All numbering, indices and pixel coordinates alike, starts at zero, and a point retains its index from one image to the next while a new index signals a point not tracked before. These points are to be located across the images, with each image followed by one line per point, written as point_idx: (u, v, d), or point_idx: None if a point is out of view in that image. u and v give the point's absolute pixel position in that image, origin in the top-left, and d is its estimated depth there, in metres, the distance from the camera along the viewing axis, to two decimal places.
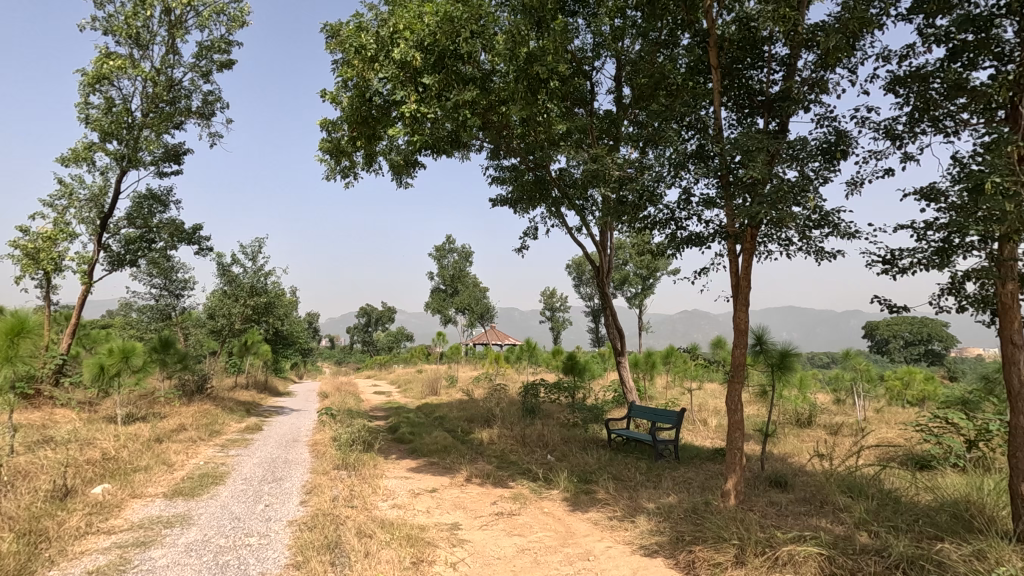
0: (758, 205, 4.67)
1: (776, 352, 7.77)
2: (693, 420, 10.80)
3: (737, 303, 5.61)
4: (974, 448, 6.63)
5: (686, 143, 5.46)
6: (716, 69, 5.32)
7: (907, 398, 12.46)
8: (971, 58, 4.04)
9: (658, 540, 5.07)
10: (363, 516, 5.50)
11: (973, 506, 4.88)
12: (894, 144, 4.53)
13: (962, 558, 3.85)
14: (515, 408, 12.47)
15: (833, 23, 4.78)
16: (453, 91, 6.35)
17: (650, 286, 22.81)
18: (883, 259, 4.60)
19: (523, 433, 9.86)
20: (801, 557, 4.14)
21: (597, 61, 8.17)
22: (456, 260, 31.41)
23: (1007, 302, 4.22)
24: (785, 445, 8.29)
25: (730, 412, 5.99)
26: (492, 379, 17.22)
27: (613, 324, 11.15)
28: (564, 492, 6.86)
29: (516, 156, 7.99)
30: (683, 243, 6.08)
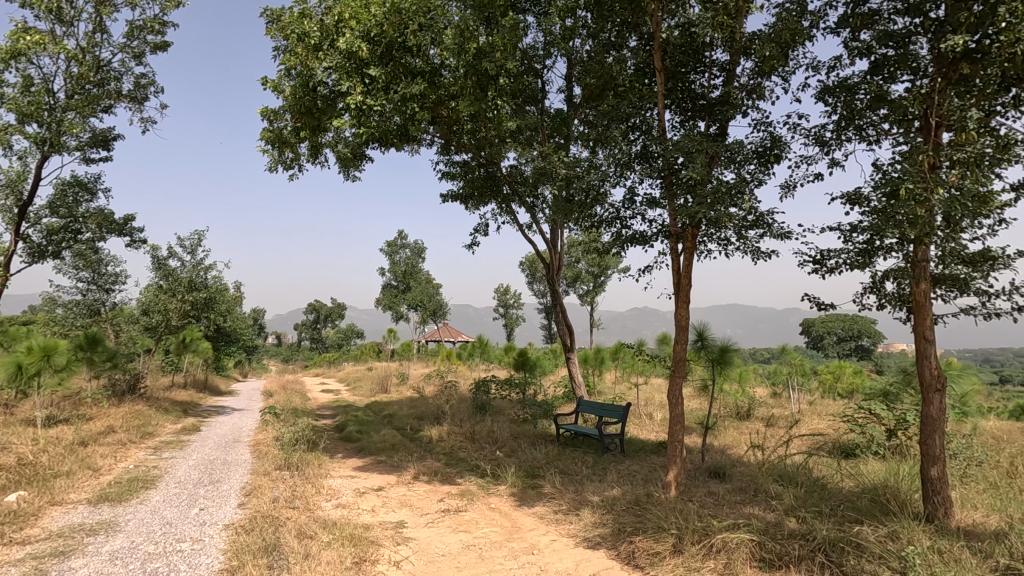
0: (698, 206, 4.84)
1: (717, 347, 8.07)
2: (639, 414, 11.10)
3: (679, 301, 5.78)
4: (893, 436, 7.11)
5: (632, 144, 5.59)
6: (660, 72, 5.47)
7: (838, 390, 13.21)
8: (891, 72, 4.32)
9: (601, 532, 5.18)
10: (305, 517, 5.35)
11: (889, 491, 5.24)
12: (822, 150, 4.78)
13: (878, 540, 4.12)
14: (466, 405, 12.45)
15: (768, 32, 5.01)
16: (400, 84, 6.24)
17: (601, 283, 23.20)
18: (813, 259, 4.87)
19: (472, 430, 9.86)
20: (734, 544, 4.32)
21: (548, 59, 8.23)
22: (409, 256, 31.02)
23: (920, 300, 4.53)
24: (724, 437, 8.64)
25: (672, 406, 6.18)
26: (444, 376, 17.12)
27: (562, 320, 11.29)
28: (512, 487, 6.91)
29: (467, 152, 7.96)
30: (629, 242, 6.24)
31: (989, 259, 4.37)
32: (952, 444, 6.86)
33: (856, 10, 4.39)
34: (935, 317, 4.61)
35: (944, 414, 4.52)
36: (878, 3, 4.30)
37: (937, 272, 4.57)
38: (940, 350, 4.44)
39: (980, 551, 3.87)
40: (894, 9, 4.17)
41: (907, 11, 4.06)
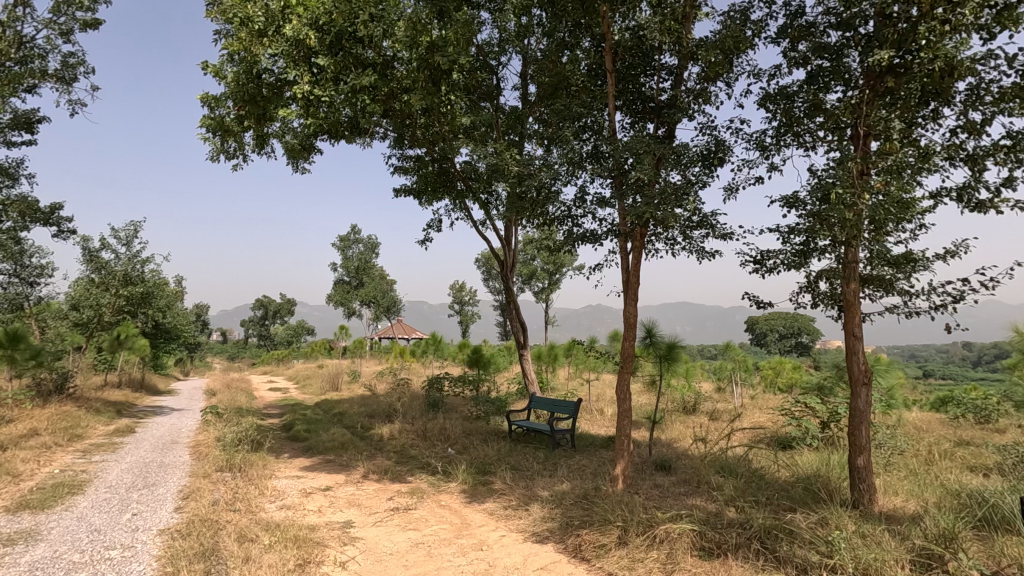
0: (646, 206, 4.97)
1: (664, 344, 8.29)
2: (590, 410, 11.29)
3: (628, 298, 5.91)
4: (826, 428, 7.51)
5: (583, 143, 5.66)
6: (611, 74, 5.57)
7: (777, 385, 13.84)
8: (826, 82, 4.54)
9: (549, 527, 5.25)
10: (247, 520, 5.18)
11: (821, 480, 5.54)
12: (763, 154, 4.99)
13: (809, 526, 4.35)
14: (419, 402, 12.34)
15: (714, 38, 5.18)
16: (350, 75, 6.09)
17: (556, 281, 23.41)
18: (754, 259, 5.08)
19: (424, 428, 9.79)
20: (676, 534, 4.47)
21: (503, 56, 8.24)
22: (362, 252, 30.41)
23: (850, 300, 4.79)
24: (671, 431, 8.91)
25: (620, 401, 6.31)
26: (397, 373, 16.90)
27: (515, 317, 11.34)
28: (463, 484, 6.90)
29: (420, 147, 7.88)
30: (580, 240, 6.33)
31: (911, 262, 4.69)
32: (878, 435, 7.32)
33: (794, 22, 4.60)
34: (862, 316, 4.89)
35: (870, 407, 4.80)
36: (814, 16, 4.52)
37: (865, 272, 4.84)
38: (866, 346, 4.72)
39: (899, 534, 4.14)
40: (828, 23, 4.40)
41: (840, 26, 4.29)
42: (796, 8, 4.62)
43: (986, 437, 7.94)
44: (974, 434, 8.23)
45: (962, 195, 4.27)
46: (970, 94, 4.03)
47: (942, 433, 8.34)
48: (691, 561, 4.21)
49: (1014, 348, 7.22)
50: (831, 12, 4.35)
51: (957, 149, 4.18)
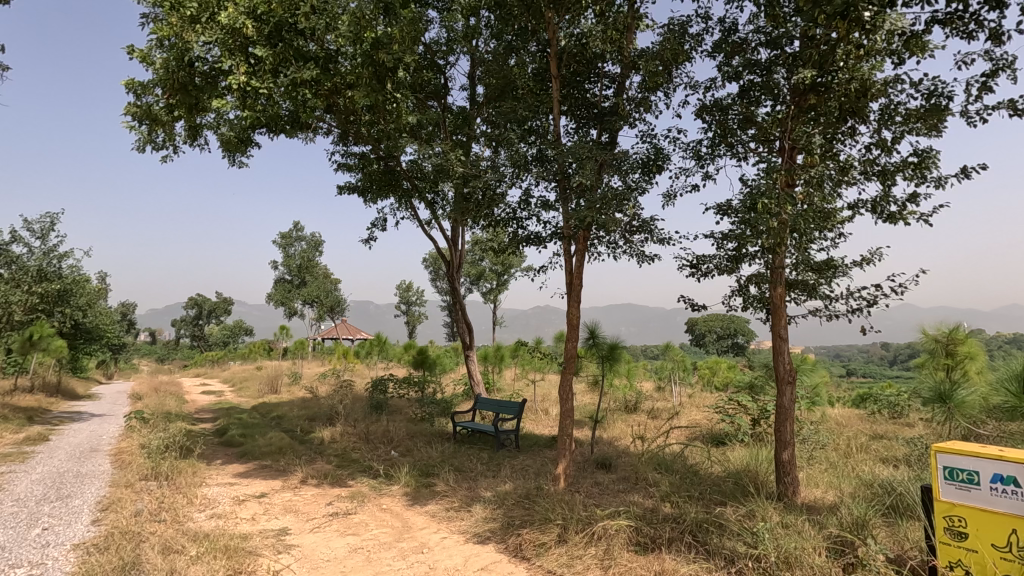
0: (587, 211, 5.10)
1: (606, 345, 8.49)
2: (535, 410, 11.41)
3: (571, 299, 6.02)
4: (756, 424, 7.91)
5: (527, 147, 5.72)
6: (556, 79, 5.68)
7: (713, 383, 14.45)
8: (757, 97, 4.79)
9: (491, 527, 5.27)
10: (173, 530, 4.92)
11: (750, 474, 5.84)
12: (699, 163, 5.19)
13: (737, 518, 4.58)
14: (362, 404, 12.09)
15: (654, 50, 5.37)
16: (290, 68, 5.89)
17: (504, 282, 23.46)
18: (690, 263, 5.29)
19: (367, 430, 9.59)
20: (613, 530, 4.59)
21: (451, 55, 8.21)
22: (304, 250, 29.46)
23: (777, 303, 5.06)
24: (612, 430, 9.13)
25: (562, 401, 6.42)
26: (340, 375, 16.47)
27: (461, 318, 11.32)
28: (405, 487, 6.81)
29: (365, 144, 7.74)
30: (524, 242, 6.42)
31: (831, 268, 5.02)
32: (802, 430, 7.78)
33: (729, 38, 4.83)
34: (788, 318, 5.18)
35: (795, 404, 5.10)
36: (746, 34, 4.75)
37: (791, 277, 5.13)
38: (791, 347, 5.02)
39: (818, 523, 4.42)
40: (758, 41, 4.64)
41: (769, 44, 4.53)
42: (730, 25, 4.84)
43: (897, 430, 8.58)
44: (888, 428, 8.88)
45: (876, 207, 4.60)
46: (882, 114, 4.36)
47: (859, 427, 8.95)
48: (627, 556, 4.33)
49: (922, 348, 7.86)
50: (761, 30, 4.60)
51: (871, 165, 4.51)
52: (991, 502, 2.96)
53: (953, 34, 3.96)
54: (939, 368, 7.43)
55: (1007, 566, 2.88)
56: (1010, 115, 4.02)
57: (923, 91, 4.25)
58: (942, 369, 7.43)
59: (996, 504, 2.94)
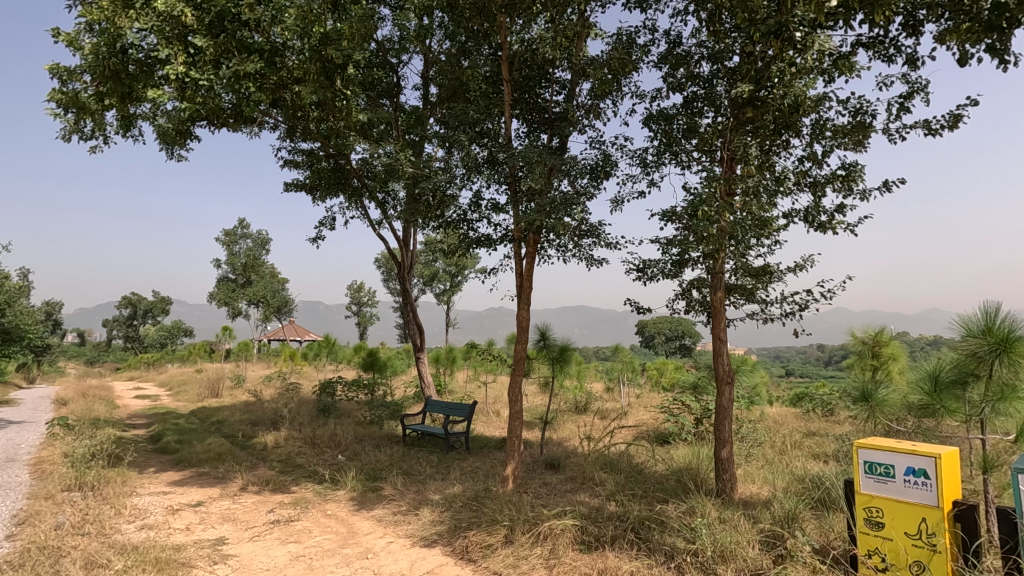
0: (536, 214, 5.16)
1: (557, 346, 8.60)
2: (486, 412, 11.41)
3: (520, 302, 6.06)
4: (698, 423, 8.19)
5: (478, 149, 5.73)
6: (507, 83, 5.73)
7: (660, 384, 14.85)
8: (700, 108, 4.97)
9: (437, 530, 5.23)
10: (98, 544, 4.64)
11: (692, 472, 6.04)
12: (645, 170, 5.32)
13: (677, 515, 4.73)
14: (308, 408, 11.76)
15: (603, 58, 5.51)
16: (232, 60, 5.68)
17: (458, 283, 23.34)
18: (637, 267, 5.44)
19: (313, 435, 9.34)
20: (559, 530, 4.66)
21: (404, 54, 8.13)
22: (250, 248, 28.39)
23: (717, 307, 5.26)
24: (562, 431, 9.23)
25: (511, 403, 6.44)
26: (286, 377, 15.96)
27: (412, 320, 11.19)
28: (351, 492, 6.67)
29: (314, 141, 7.57)
30: (475, 244, 6.43)
31: (767, 274, 5.26)
32: (741, 429, 8.11)
33: (673, 51, 5.00)
34: (727, 321, 5.40)
35: (733, 404, 5.31)
36: (689, 47, 4.93)
37: (731, 282, 5.34)
38: (730, 349, 5.24)
39: (753, 517, 4.62)
40: (701, 54, 4.82)
41: (711, 58, 4.72)
42: (675, 38, 5.01)
43: (828, 428, 9.07)
44: (820, 426, 9.38)
45: (808, 216, 4.86)
46: (813, 128, 4.61)
47: (794, 425, 9.41)
48: (571, 555, 4.40)
49: (850, 349, 8.34)
50: (703, 44, 4.78)
51: (803, 176, 4.76)
52: (904, 493, 3.20)
53: (876, 57, 4.25)
54: (866, 368, 7.91)
55: (917, 553, 3.12)
56: (926, 133, 4.34)
57: (849, 108, 4.54)
58: (868, 369, 7.91)
59: (908, 495, 3.18)
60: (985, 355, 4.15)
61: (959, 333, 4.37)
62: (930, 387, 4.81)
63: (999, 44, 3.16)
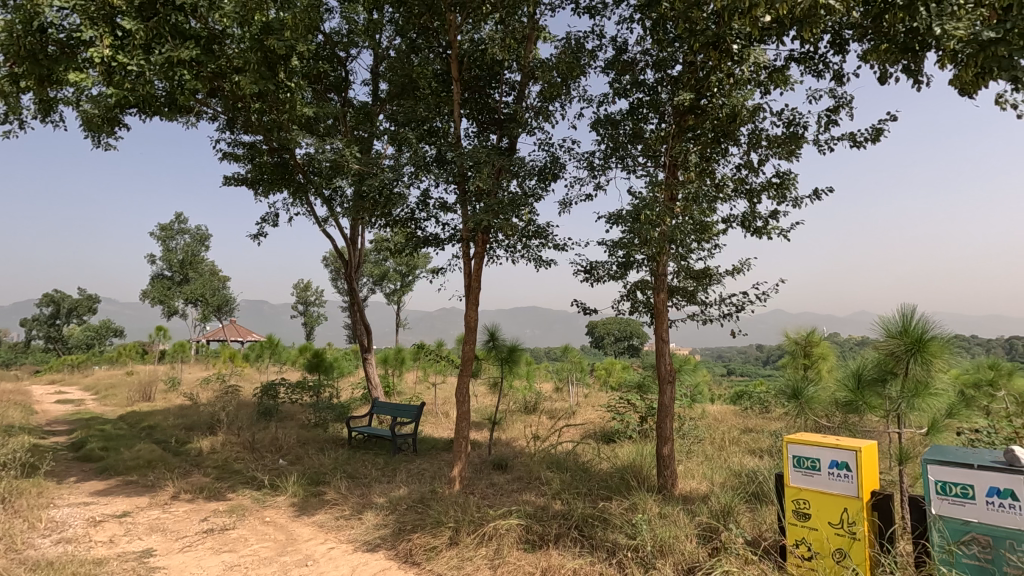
0: (484, 214, 5.15)
1: (506, 347, 8.62)
2: (435, 413, 11.31)
3: (468, 302, 6.04)
4: (643, 421, 8.39)
5: (426, 148, 5.67)
6: (456, 82, 5.70)
7: (608, 384, 15.14)
8: (645, 114, 5.10)
9: (381, 534, 5.14)
10: (5, 561, 4.29)
11: (635, 470, 6.19)
12: (592, 173, 5.41)
13: (619, 512, 4.83)
14: (248, 411, 11.31)
15: (552, 62, 5.57)
16: (166, 45, 5.38)
17: (409, 283, 23.00)
18: (584, 269, 5.52)
19: (252, 439, 8.98)
20: (504, 530, 4.66)
21: (353, 48, 7.93)
22: (188, 244, 27.04)
23: (660, 308, 5.41)
24: (511, 431, 9.26)
25: (459, 404, 6.39)
26: (224, 379, 15.29)
27: (360, 320, 10.97)
28: (292, 497, 6.45)
29: (256, 134, 7.33)
30: (423, 243, 6.38)
31: (707, 277, 5.46)
32: (682, 427, 8.38)
33: (619, 58, 5.11)
34: (670, 322, 5.56)
35: (675, 402, 5.48)
36: (635, 54, 5.05)
37: (674, 284, 5.50)
38: (671, 349, 5.40)
39: (691, 512, 4.78)
40: (645, 62, 4.95)
41: (655, 66, 4.85)
42: (621, 44, 5.12)
43: (764, 425, 9.49)
44: (757, 422, 9.81)
45: (745, 221, 5.08)
46: (750, 137, 4.82)
47: (733, 422, 9.80)
48: (515, 554, 4.41)
49: (785, 349, 8.77)
50: (648, 52, 4.91)
51: (741, 183, 4.97)
52: (829, 485, 3.38)
53: (807, 72, 4.48)
54: (798, 366, 8.34)
55: (839, 540, 3.30)
56: (851, 146, 4.62)
57: (783, 120, 4.77)
58: (801, 368, 8.33)
59: (832, 487, 3.36)
60: (901, 354, 4.45)
61: (880, 333, 4.67)
62: (854, 384, 5.12)
63: (913, 65, 3.41)
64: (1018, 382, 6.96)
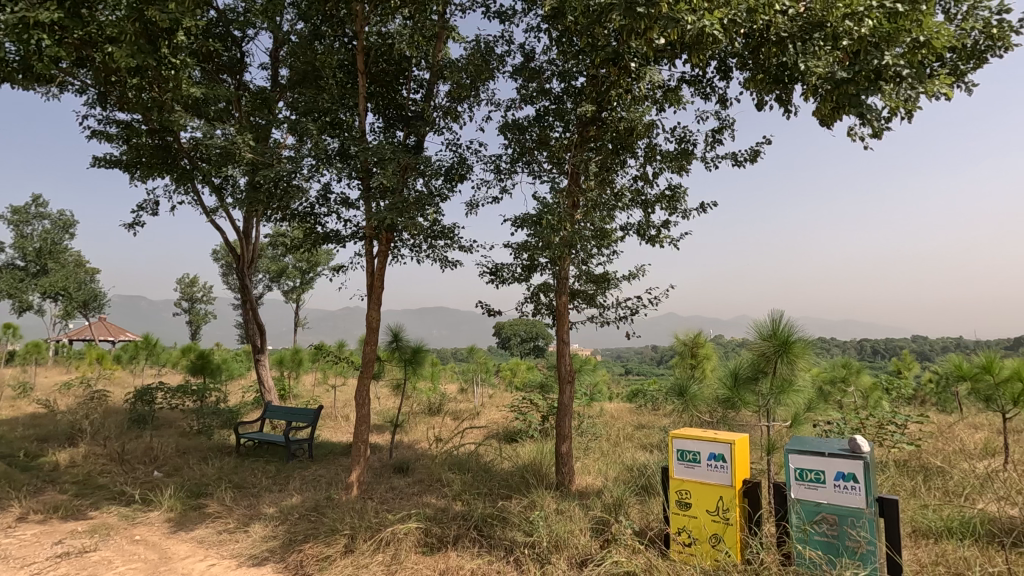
0: (388, 212, 5.02)
1: (409, 348, 8.47)
2: (334, 417, 10.87)
3: (370, 302, 5.87)
4: (544, 420, 8.61)
5: (329, 141, 5.43)
6: (362, 75, 5.52)
7: (512, 384, 15.38)
8: (550, 121, 5.24)
9: (270, 546, 4.84)
10: None
11: (535, 468, 6.34)
12: (499, 176, 5.46)
13: (518, 510, 4.91)
14: (118, 419, 10.17)
15: (461, 63, 5.57)
16: (20, 3, 4.70)
17: (309, 280, 21.88)
18: (490, 271, 5.57)
19: (122, 450, 8.09)
20: (402, 534, 4.57)
21: (250, 28, 7.41)
22: (46, 230, 23.86)
23: (562, 311, 5.59)
24: (413, 433, 9.12)
25: (358, 406, 6.18)
26: (89, 383, 13.64)
27: (253, 319, 10.27)
28: (168, 512, 5.89)
29: (134, 112, 6.64)
30: (324, 240, 6.12)
31: (606, 281, 5.72)
32: (581, 425, 8.71)
33: (527, 65, 5.22)
34: (570, 324, 5.76)
35: (574, 401, 5.67)
36: (542, 63, 5.18)
37: (576, 287, 5.71)
38: (571, 350, 5.60)
39: (586, 507, 4.98)
40: (551, 71, 5.10)
41: (560, 76, 5.02)
42: (529, 52, 5.24)
43: (655, 421, 10.12)
44: (649, 419, 10.42)
45: (640, 230, 5.39)
46: (646, 151, 5.12)
47: (627, 419, 10.35)
48: (413, 558, 4.35)
49: (675, 350, 9.40)
50: (554, 62, 5.06)
51: (638, 193, 5.26)
52: (708, 476, 3.67)
53: (697, 94, 4.85)
54: (686, 366, 8.99)
55: (714, 527, 3.60)
56: (733, 164, 5.06)
57: (675, 137, 5.12)
58: (688, 368, 8.99)
59: (711, 477, 3.66)
60: (770, 354, 4.94)
61: (753, 336, 5.15)
62: (731, 383, 5.60)
63: (784, 96, 3.82)
64: (864, 379, 7.99)
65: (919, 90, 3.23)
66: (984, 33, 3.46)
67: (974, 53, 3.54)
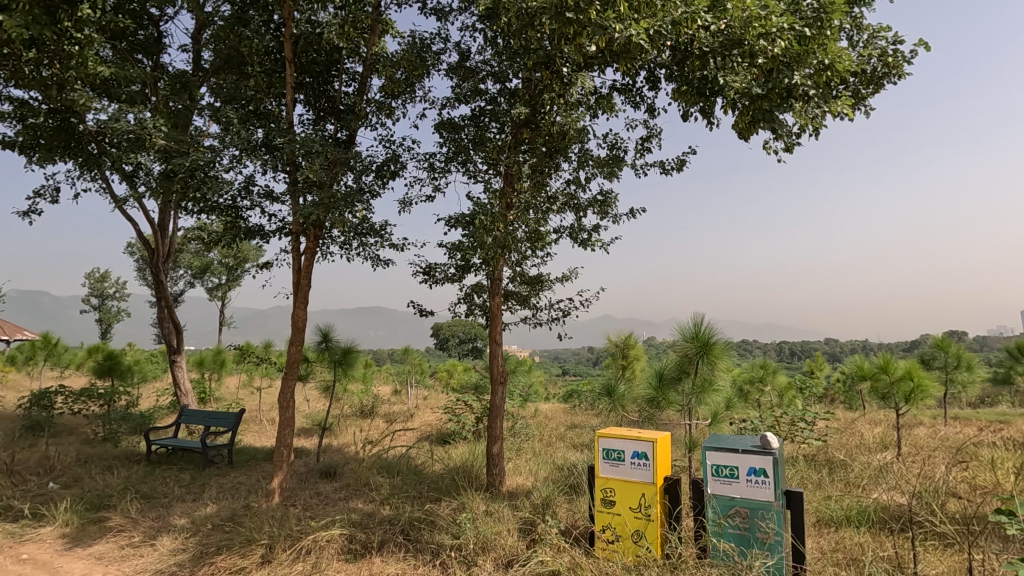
0: (316, 207, 4.82)
1: (340, 349, 8.17)
2: (259, 421, 10.36)
3: (296, 301, 5.63)
4: (478, 422, 8.59)
5: (252, 131, 5.17)
6: (290, 63, 5.29)
7: (449, 385, 15.25)
8: (485, 122, 5.23)
9: (179, 559, 4.53)
10: None
11: (466, 470, 6.28)
12: (432, 175, 5.38)
13: (447, 513, 4.85)
14: (9, 426, 9.22)
15: (395, 59, 5.44)
16: None
17: (236, 277, 20.84)
18: (423, 270, 5.46)
19: (11, 460, 7.33)
20: (324, 541, 4.40)
21: (169, 7, 6.95)
22: None
23: (495, 311, 5.59)
24: (343, 436, 8.84)
25: (282, 410, 5.90)
26: None
27: (168, 318, 9.58)
28: (62, 528, 5.39)
29: (30, 89, 6.04)
30: (246, 234, 5.81)
31: (540, 283, 5.76)
32: (514, 425, 8.75)
33: (462, 63, 5.18)
34: (503, 326, 5.76)
35: (506, 402, 5.67)
36: (477, 63, 5.17)
37: (510, 289, 5.71)
38: (504, 351, 5.60)
39: (514, 507, 4.99)
40: (486, 71, 5.09)
41: (495, 77, 5.02)
42: (464, 51, 5.20)
43: (587, 420, 10.34)
44: (581, 419, 10.62)
45: (573, 233, 5.46)
46: (579, 156, 5.21)
47: (560, 420, 10.50)
48: (335, 566, 4.20)
49: (607, 351, 9.64)
50: (489, 62, 5.05)
51: (571, 196, 5.33)
52: (631, 474, 3.77)
53: (627, 102, 4.98)
54: (618, 366, 9.24)
55: (636, 523, 3.69)
56: (661, 172, 5.23)
57: (607, 143, 5.23)
58: (619, 368, 9.24)
59: (633, 475, 3.76)
60: (693, 355, 5.19)
61: (678, 338, 5.33)
62: (657, 383, 5.77)
63: (707, 108, 3.99)
64: (779, 379, 8.49)
65: (824, 108, 3.45)
66: (881, 61, 3.75)
67: (874, 78, 3.84)
